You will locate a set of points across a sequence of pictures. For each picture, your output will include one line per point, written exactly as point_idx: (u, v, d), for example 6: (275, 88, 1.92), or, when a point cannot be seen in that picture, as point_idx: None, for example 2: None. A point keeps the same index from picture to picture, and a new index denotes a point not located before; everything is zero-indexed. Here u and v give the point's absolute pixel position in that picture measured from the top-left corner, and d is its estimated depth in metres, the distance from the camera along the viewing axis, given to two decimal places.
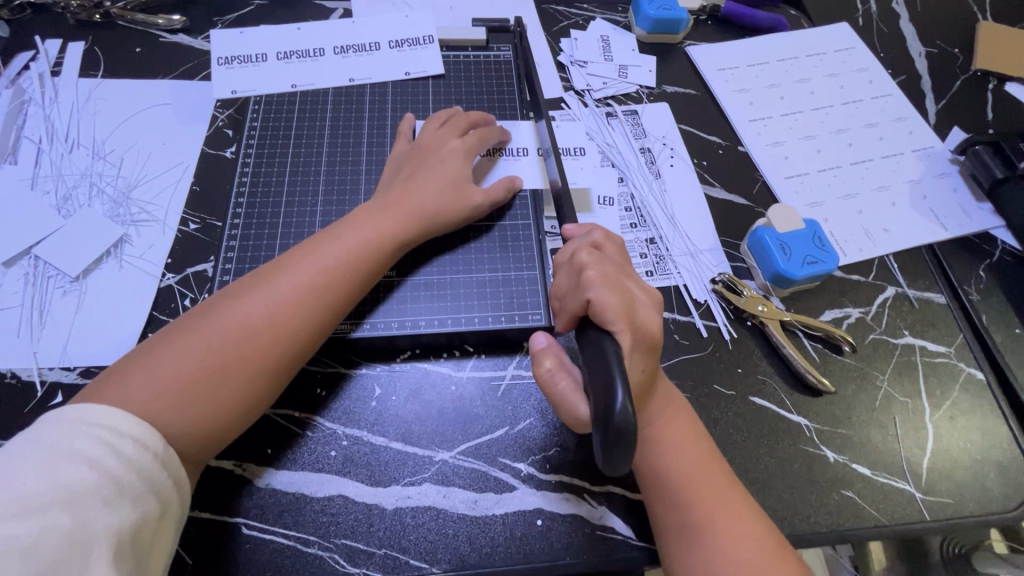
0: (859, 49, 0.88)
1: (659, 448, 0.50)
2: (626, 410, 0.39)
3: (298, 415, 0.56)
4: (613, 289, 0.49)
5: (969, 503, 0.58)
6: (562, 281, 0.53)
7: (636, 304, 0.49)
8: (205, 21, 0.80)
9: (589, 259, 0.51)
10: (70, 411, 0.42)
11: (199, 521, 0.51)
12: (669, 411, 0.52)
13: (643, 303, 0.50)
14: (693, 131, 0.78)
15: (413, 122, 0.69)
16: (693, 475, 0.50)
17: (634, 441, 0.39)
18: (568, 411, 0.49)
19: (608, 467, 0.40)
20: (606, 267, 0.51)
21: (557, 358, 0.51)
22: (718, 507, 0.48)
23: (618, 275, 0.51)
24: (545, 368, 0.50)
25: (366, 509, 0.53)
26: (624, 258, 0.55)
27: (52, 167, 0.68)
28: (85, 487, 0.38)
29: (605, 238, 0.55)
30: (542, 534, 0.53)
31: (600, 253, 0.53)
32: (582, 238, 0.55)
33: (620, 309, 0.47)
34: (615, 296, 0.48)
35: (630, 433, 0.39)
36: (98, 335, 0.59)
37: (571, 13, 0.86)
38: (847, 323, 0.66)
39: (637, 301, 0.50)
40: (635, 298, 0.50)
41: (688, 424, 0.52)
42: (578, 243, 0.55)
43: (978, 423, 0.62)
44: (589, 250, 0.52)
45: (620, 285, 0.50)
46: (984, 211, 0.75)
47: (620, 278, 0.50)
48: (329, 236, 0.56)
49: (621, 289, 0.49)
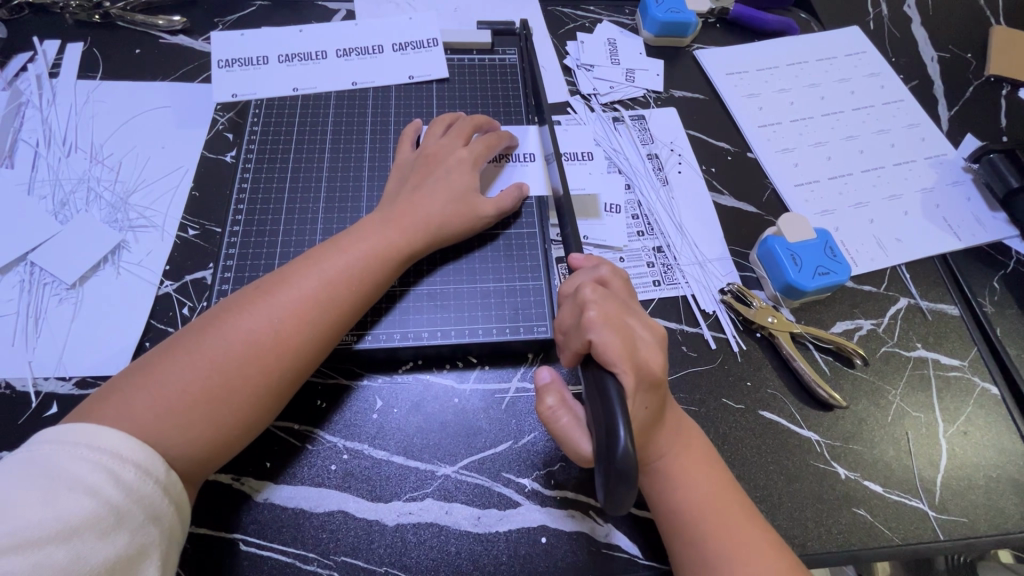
0: (871, 54, 0.86)
1: (668, 478, 0.49)
2: (629, 452, 0.38)
3: (298, 428, 0.55)
4: (616, 329, 0.47)
5: (984, 523, 0.57)
6: (565, 316, 0.52)
7: (637, 342, 0.48)
8: (206, 22, 0.79)
9: (592, 296, 0.49)
10: (69, 431, 0.40)
11: (197, 537, 0.50)
12: (681, 438, 0.51)
13: (646, 341, 0.49)
14: (701, 137, 0.77)
15: (419, 127, 0.68)
16: (706, 506, 0.48)
17: (636, 482, 0.38)
18: (571, 448, 0.47)
19: (610, 505, 0.39)
20: (609, 305, 0.49)
21: (560, 395, 0.50)
22: (731, 541, 0.47)
23: (621, 313, 0.49)
24: (547, 405, 0.49)
25: (367, 525, 0.51)
26: (630, 295, 0.54)
27: (49, 171, 0.67)
28: (82, 518, 0.36)
29: (612, 273, 0.54)
30: (546, 552, 0.52)
31: (604, 290, 0.51)
32: (588, 273, 0.54)
33: (623, 351, 0.46)
34: (617, 336, 0.47)
35: (633, 476, 0.38)
36: (95, 345, 0.58)
37: (578, 15, 0.85)
38: (858, 334, 0.65)
39: (639, 340, 0.48)
40: (638, 336, 0.48)
41: (700, 453, 0.51)
42: (584, 277, 0.54)
43: (993, 439, 0.61)
44: (594, 286, 0.51)
45: (622, 323, 0.48)
46: (998, 220, 0.74)
47: (623, 316, 0.49)
48: (334, 248, 0.54)
49: (623, 328, 0.48)
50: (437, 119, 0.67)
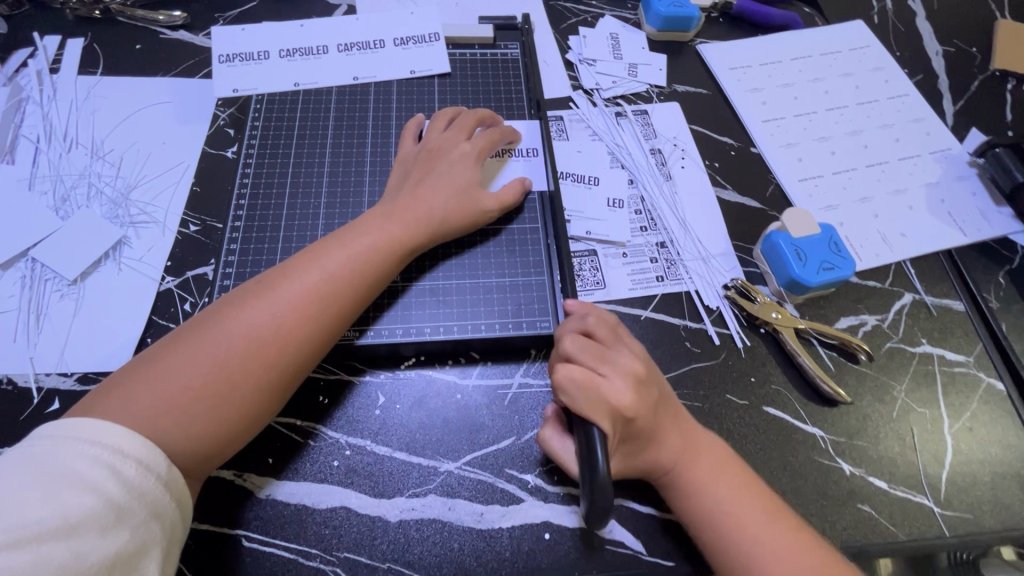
0: (876, 48, 0.86)
1: (686, 482, 0.50)
2: (604, 475, 0.40)
3: (300, 424, 0.55)
4: (583, 384, 0.47)
5: (989, 519, 0.56)
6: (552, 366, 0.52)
7: (608, 394, 0.48)
8: (206, 17, 0.79)
9: (571, 349, 0.50)
10: (69, 426, 0.40)
11: (198, 533, 0.50)
12: (691, 445, 0.51)
13: (618, 389, 0.48)
14: (705, 131, 0.76)
15: (421, 121, 0.68)
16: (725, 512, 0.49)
17: (610, 498, 0.40)
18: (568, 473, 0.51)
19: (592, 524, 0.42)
20: (584, 360, 0.49)
21: (557, 424, 0.53)
22: (753, 546, 0.47)
23: (596, 366, 0.49)
24: (543, 434, 0.53)
25: (369, 521, 0.51)
26: (618, 338, 0.53)
27: (50, 167, 0.67)
28: (83, 514, 0.36)
29: (598, 322, 0.53)
30: (549, 548, 0.52)
31: (588, 341, 0.51)
32: (575, 321, 0.53)
33: (591, 406, 0.46)
34: (584, 391, 0.47)
35: (607, 492, 0.40)
36: (96, 340, 0.58)
37: (580, 10, 0.85)
38: (863, 330, 0.65)
39: (611, 389, 0.48)
40: (608, 387, 0.48)
41: (714, 458, 0.51)
42: (571, 325, 0.53)
43: (998, 436, 0.60)
44: (575, 336, 0.51)
45: (594, 378, 0.48)
46: (1003, 216, 0.73)
47: (596, 369, 0.49)
48: (335, 242, 0.54)
49: (593, 382, 0.48)
50: (439, 113, 0.67)
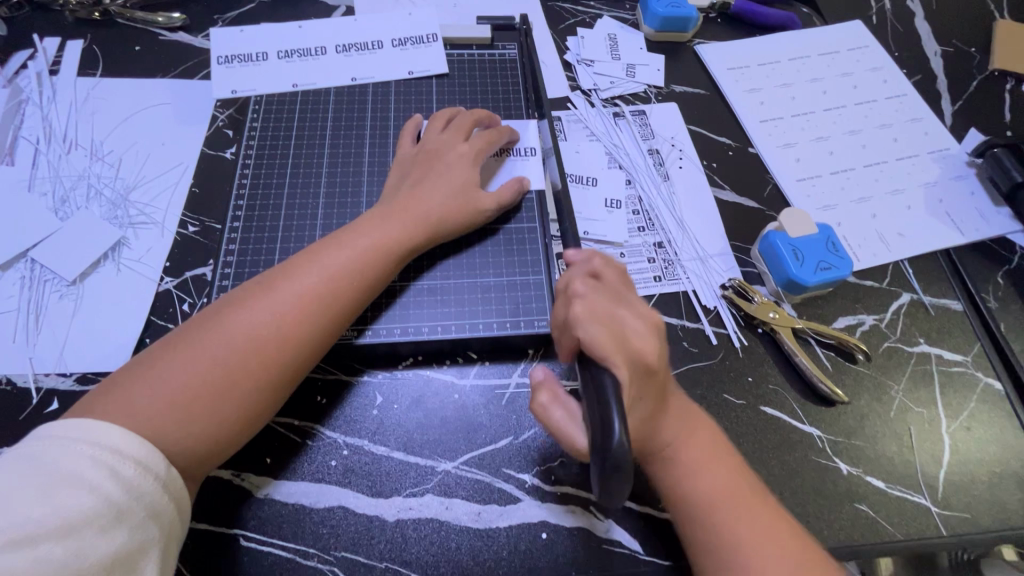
0: (874, 48, 0.86)
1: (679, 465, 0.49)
2: (624, 445, 0.37)
3: (298, 424, 0.55)
4: (604, 323, 0.47)
5: (987, 518, 0.56)
6: (557, 311, 0.52)
7: (627, 332, 0.48)
8: (205, 19, 0.79)
9: (582, 291, 0.50)
10: (69, 427, 0.40)
11: (197, 533, 0.50)
12: (691, 430, 0.50)
13: (637, 331, 0.49)
14: (702, 132, 0.76)
15: (419, 122, 0.68)
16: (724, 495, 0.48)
17: (631, 472, 0.37)
18: (567, 443, 0.47)
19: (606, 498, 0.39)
20: (597, 298, 0.50)
21: (552, 391, 0.50)
22: (748, 527, 0.47)
23: (612, 306, 0.49)
24: (540, 402, 0.49)
25: (367, 521, 0.51)
26: (626, 285, 0.53)
27: (49, 168, 0.67)
28: (83, 514, 0.36)
29: (605, 265, 0.53)
30: (546, 547, 0.52)
31: (597, 284, 0.51)
32: (581, 266, 0.53)
33: (610, 344, 0.45)
34: (602, 325, 0.47)
35: (628, 466, 0.37)
36: (95, 341, 0.58)
37: (578, 10, 0.85)
38: (860, 330, 0.65)
39: (630, 331, 0.48)
40: (628, 326, 0.48)
41: (714, 444, 0.51)
42: (577, 270, 0.53)
43: (996, 435, 0.60)
44: (584, 280, 0.51)
45: (609, 317, 0.48)
46: (1002, 215, 0.73)
47: (612, 309, 0.49)
48: (334, 242, 0.54)
49: (612, 322, 0.48)
50: (436, 114, 0.67)
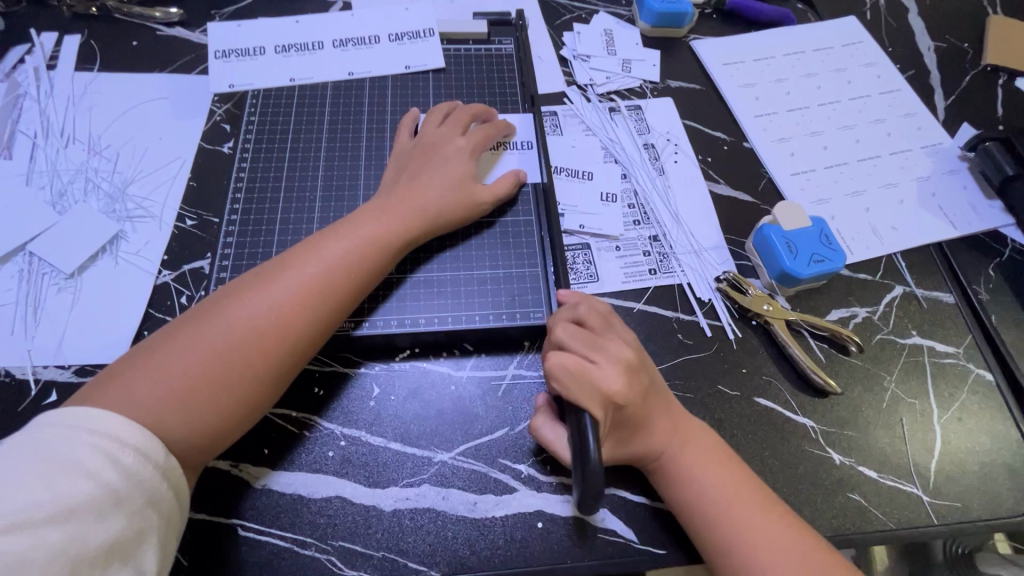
0: (868, 43, 0.86)
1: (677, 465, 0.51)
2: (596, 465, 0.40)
3: (296, 415, 0.55)
4: (575, 363, 0.48)
5: (977, 507, 0.57)
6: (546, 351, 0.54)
7: (601, 376, 0.48)
8: (202, 14, 0.79)
9: (561, 335, 0.51)
10: (69, 414, 0.41)
11: (195, 523, 0.50)
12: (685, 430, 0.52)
13: (610, 371, 0.49)
14: (697, 126, 0.77)
15: (416, 116, 0.68)
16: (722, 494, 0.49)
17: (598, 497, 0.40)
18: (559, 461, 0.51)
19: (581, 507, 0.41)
20: (576, 345, 0.50)
21: (550, 413, 0.54)
22: (746, 522, 0.48)
23: (587, 348, 0.50)
24: (536, 423, 0.53)
25: (364, 511, 0.52)
26: (611, 328, 0.54)
27: (47, 162, 0.67)
28: (82, 500, 0.37)
29: (590, 312, 0.53)
30: (542, 536, 0.52)
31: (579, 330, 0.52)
32: (568, 310, 0.54)
33: (579, 386, 0.46)
34: (574, 375, 0.47)
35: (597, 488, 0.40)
36: (93, 334, 0.58)
37: (574, 6, 0.85)
38: (853, 322, 0.65)
39: (603, 375, 0.48)
40: (601, 367, 0.49)
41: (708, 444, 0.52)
42: (564, 313, 0.54)
43: (987, 425, 0.61)
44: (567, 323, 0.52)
45: (586, 364, 0.48)
46: (994, 209, 0.74)
47: (588, 355, 0.50)
48: (333, 234, 0.55)
49: (584, 361, 0.48)
50: (433, 108, 0.68)
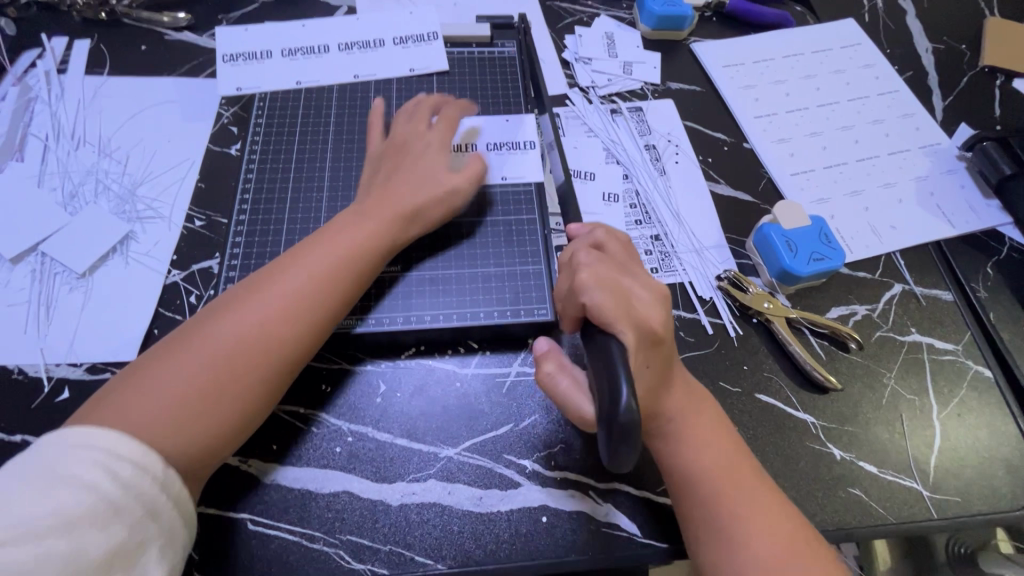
0: (866, 45, 0.88)
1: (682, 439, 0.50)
2: (632, 410, 0.39)
3: (304, 412, 0.56)
4: (609, 290, 0.48)
5: (977, 502, 0.58)
6: (561, 282, 0.53)
7: (635, 302, 0.49)
8: (210, 18, 0.80)
9: (586, 261, 0.51)
10: (67, 434, 0.41)
11: (206, 518, 0.51)
12: (695, 406, 0.52)
13: (644, 300, 0.49)
14: (698, 127, 0.78)
15: (383, 111, 0.68)
16: (720, 472, 0.49)
17: (638, 439, 0.39)
18: (573, 413, 0.48)
19: (612, 464, 0.40)
20: (604, 267, 0.50)
21: (558, 360, 0.50)
22: (746, 502, 0.48)
23: (616, 275, 0.50)
24: (545, 371, 0.49)
25: (371, 505, 0.53)
26: (630, 257, 0.55)
27: (58, 164, 0.68)
28: (81, 511, 0.38)
29: (608, 237, 0.55)
30: (547, 530, 0.53)
31: (600, 253, 0.53)
32: (584, 237, 0.55)
33: (618, 311, 0.47)
34: (609, 292, 0.48)
35: (635, 432, 0.38)
36: (105, 333, 0.59)
37: (576, 9, 0.86)
38: (853, 319, 0.66)
39: (635, 299, 0.49)
40: (634, 296, 0.49)
41: (714, 421, 0.52)
42: (580, 242, 0.55)
43: (986, 421, 0.62)
44: (588, 251, 0.52)
45: (616, 285, 0.49)
46: (991, 208, 0.75)
47: (618, 278, 0.50)
48: (315, 243, 0.56)
49: (618, 290, 0.49)
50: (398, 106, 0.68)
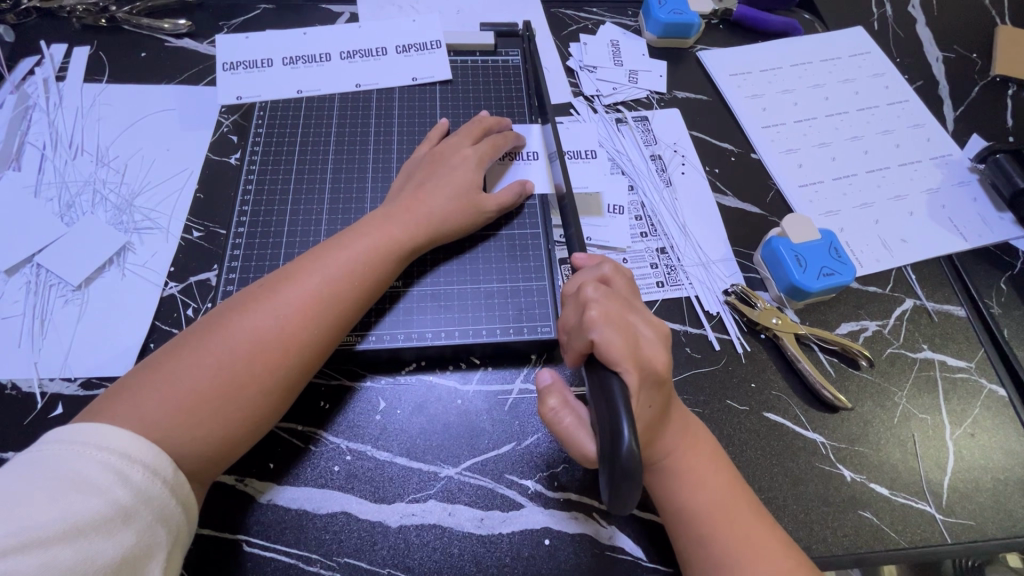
0: (876, 54, 0.86)
1: (676, 469, 0.49)
2: (633, 452, 0.37)
3: (302, 429, 0.55)
4: (617, 327, 0.47)
5: (991, 526, 0.56)
6: (568, 315, 0.51)
7: (640, 339, 0.48)
8: (211, 25, 0.79)
9: (594, 295, 0.49)
10: (79, 431, 0.40)
11: (200, 538, 0.50)
12: (690, 434, 0.51)
13: (649, 339, 0.48)
14: (705, 137, 0.77)
15: (445, 127, 0.69)
16: (713, 508, 0.48)
17: (640, 480, 0.37)
18: (576, 449, 0.47)
19: (615, 505, 0.39)
20: (611, 303, 0.49)
21: (563, 395, 0.49)
22: (738, 538, 0.47)
23: (624, 311, 0.49)
24: (548, 406, 0.48)
25: (370, 527, 0.51)
26: (634, 294, 0.54)
27: (55, 174, 0.67)
28: (91, 518, 0.37)
29: (614, 271, 0.54)
30: (550, 553, 0.52)
31: (606, 288, 0.52)
32: (590, 271, 0.54)
33: (624, 348, 0.45)
34: (618, 329, 0.47)
35: (639, 473, 0.37)
36: (99, 347, 0.58)
37: (581, 17, 0.85)
38: (864, 336, 0.65)
39: (642, 338, 0.48)
40: (641, 333, 0.48)
41: (710, 451, 0.51)
42: (587, 276, 0.54)
43: (1000, 441, 0.60)
44: (595, 284, 0.51)
45: (623, 322, 0.48)
46: (1005, 221, 0.73)
47: (625, 314, 0.49)
48: (335, 245, 0.54)
49: (625, 327, 0.47)
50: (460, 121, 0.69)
